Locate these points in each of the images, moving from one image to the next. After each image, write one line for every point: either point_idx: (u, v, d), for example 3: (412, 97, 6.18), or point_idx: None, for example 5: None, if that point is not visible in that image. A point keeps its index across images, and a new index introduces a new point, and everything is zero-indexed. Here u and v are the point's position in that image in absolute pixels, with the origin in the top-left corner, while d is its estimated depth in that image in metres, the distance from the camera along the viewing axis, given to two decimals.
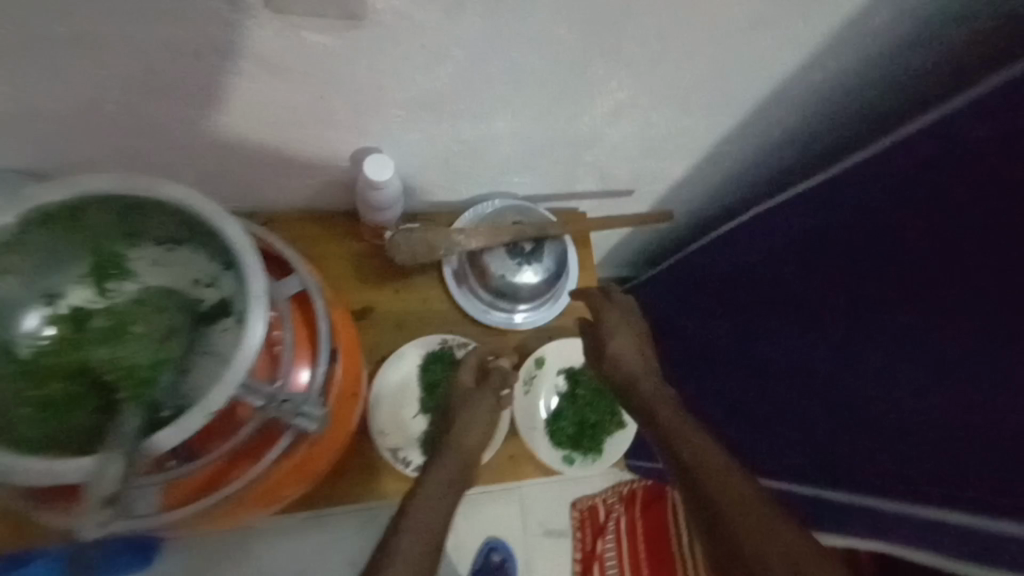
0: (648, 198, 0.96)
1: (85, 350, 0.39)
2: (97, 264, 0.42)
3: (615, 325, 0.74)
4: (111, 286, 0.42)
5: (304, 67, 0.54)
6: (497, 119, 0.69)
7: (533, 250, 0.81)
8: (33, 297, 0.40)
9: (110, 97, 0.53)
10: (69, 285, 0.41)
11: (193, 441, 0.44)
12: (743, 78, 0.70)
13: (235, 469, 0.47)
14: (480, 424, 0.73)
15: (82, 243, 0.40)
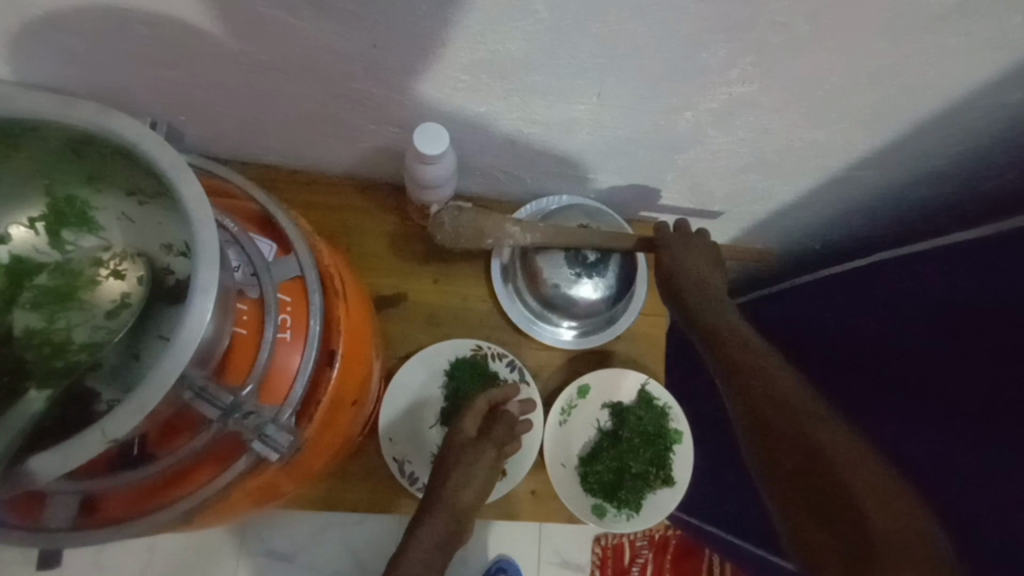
0: (743, 220, 0.81)
1: (17, 312, 0.32)
2: (53, 207, 0.34)
3: (682, 253, 0.60)
4: (66, 236, 0.34)
5: (354, 9, 0.45)
6: (580, 101, 0.57)
7: (596, 260, 0.69)
8: None
9: (137, 18, 0.46)
10: (15, 227, 0.33)
11: (142, 443, 0.36)
12: (907, 86, 0.54)
13: (187, 481, 0.38)
14: (479, 483, 0.61)
15: (37, 180, 0.33)
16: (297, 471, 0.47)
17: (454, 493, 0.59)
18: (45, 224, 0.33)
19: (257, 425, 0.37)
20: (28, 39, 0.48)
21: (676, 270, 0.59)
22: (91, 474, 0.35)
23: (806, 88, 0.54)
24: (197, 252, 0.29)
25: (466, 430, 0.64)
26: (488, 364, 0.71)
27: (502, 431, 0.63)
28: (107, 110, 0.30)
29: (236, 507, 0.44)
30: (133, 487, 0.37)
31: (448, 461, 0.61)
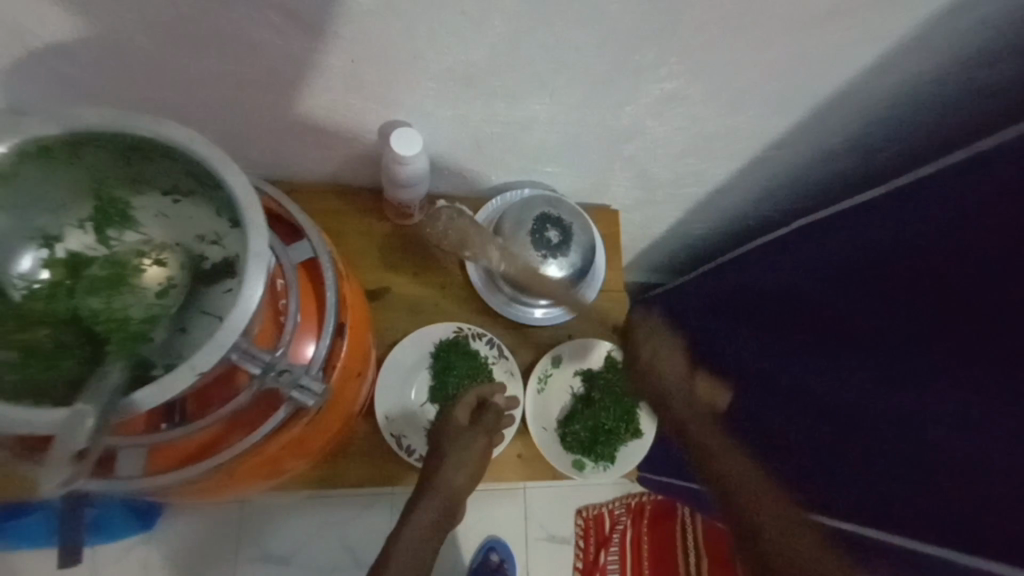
0: (686, 201, 0.92)
1: (78, 298, 0.37)
2: (98, 208, 0.39)
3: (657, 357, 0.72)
4: (112, 233, 0.39)
5: (337, 29, 0.52)
6: (534, 101, 0.65)
7: (559, 242, 0.78)
8: (28, 238, 0.37)
9: (134, 41, 0.51)
10: (67, 227, 0.38)
11: (190, 403, 0.42)
12: (802, 76, 0.65)
13: (229, 436, 0.44)
14: (468, 466, 0.70)
15: (83, 185, 0.38)
16: (313, 436, 0.53)
17: (448, 477, 0.69)
18: (93, 223, 0.39)
19: (291, 379, 0.43)
20: (30, 62, 0.53)
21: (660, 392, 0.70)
22: (144, 429, 0.41)
23: (723, 81, 0.64)
24: (245, 230, 0.35)
25: (456, 420, 0.72)
26: (471, 344, 0.78)
27: (490, 422, 0.73)
28: (156, 118, 0.35)
29: (267, 466, 0.50)
30: (179, 444, 0.43)
31: (442, 447, 0.70)
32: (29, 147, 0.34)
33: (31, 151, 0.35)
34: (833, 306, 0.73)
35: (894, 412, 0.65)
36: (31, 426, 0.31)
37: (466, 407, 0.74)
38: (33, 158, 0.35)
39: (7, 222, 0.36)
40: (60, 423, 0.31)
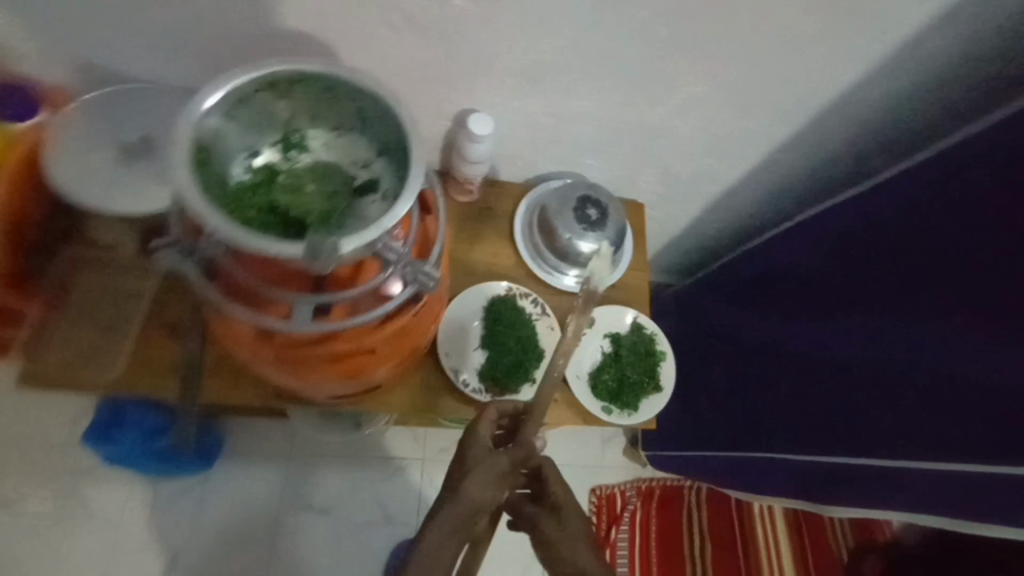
0: (701, 200, 1.07)
1: (271, 193, 0.51)
2: (285, 135, 0.53)
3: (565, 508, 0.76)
4: (292, 153, 0.53)
5: (439, 29, 0.68)
6: (584, 99, 0.81)
7: (597, 219, 0.90)
8: (240, 149, 0.51)
9: (281, 33, 0.67)
10: (264, 146, 0.52)
11: (344, 274, 0.55)
12: (799, 89, 0.81)
13: (363, 307, 0.56)
14: (489, 489, 0.66)
15: (279, 116, 0.53)
16: (413, 333, 0.65)
17: (470, 495, 0.65)
18: (279, 146, 0.53)
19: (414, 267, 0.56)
20: (196, 45, 0.68)
21: (544, 537, 0.75)
22: (304, 289, 0.53)
23: (734, 89, 0.80)
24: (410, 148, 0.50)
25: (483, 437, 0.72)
26: (518, 301, 0.91)
27: (519, 447, 0.70)
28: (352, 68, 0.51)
29: (382, 347, 0.62)
30: (327, 309, 0.56)
31: (466, 464, 0.68)
32: (263, 82, 0.49)
33: (260, 87, 0.49)
34: (831, 278, 0.86)
35: (875, 364, 0.78)
36: (275, 254, 0.45)
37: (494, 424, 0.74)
38: (258, 92, 0.50)
39: (231, 136, 0.50)
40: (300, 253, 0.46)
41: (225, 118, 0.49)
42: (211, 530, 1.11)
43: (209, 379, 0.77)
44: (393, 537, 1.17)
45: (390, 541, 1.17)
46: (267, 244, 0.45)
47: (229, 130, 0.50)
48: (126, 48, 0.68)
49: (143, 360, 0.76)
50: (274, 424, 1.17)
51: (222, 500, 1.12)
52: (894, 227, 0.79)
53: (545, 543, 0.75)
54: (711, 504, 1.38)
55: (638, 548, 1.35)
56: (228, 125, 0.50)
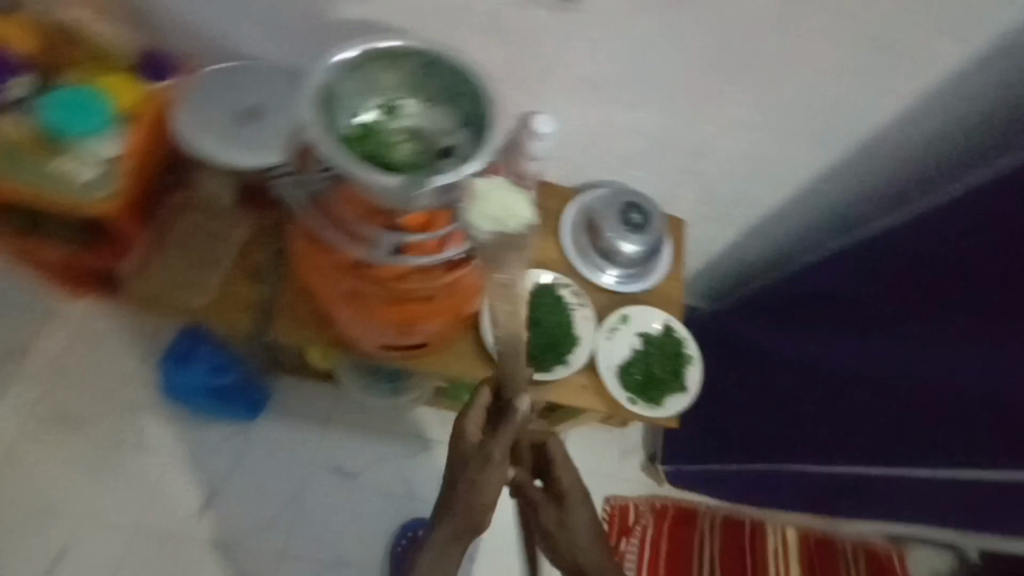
0: (740, 222, 1.11)
1: (370, 143, 0.61)
2: (385, 100, 0.63)
3: (568, 498, 0.79)
4: (389, 115, 0.63)
5: (518, 33, 0.77)
6: (639, 110, 0.88)
7: (642, 222, 0.96)
8: (350, 106, 0.62)
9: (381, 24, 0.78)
10: (368, 107, 0.63)
11: (418, 220, 0.63)
12: (843, 118, 0.86)
13: (429, 252, 0.65)
14: (492, 490, 0.71)
15: (383, 83, 0.63)
16: (466, 292, 0.73)
17: (471, 492, 0.70)
18: (379, 108, 0.63)
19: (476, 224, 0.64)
20: (308, 29, 0.79)
21: (550, 527, 0.79)
22: (387, 226, 0.63)
23: (779, 113, 0.86)
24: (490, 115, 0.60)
25: (471, 433, 0.73)
26: (558, 290, 0.97)
27: (507, 439, 0.70)
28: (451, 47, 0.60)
29: (440, 294, 0.70)
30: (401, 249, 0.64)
31: (464, 464, 0.72)
32: (375, 51, 0.60)
33: (373, 56, 0.60)
34: None
35: None
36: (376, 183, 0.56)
37: (480, 417, 0.74)
38: (370, 61, 0.61)
39: (344, 95, 0.61)
40: (396, 186, 0.57)
41: (343, 79, 0.60)
42: (247, 479, 1.18)
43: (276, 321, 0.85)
44: (411, 511, 1.22)
45: (409, 515, 1.22)
46: (371, 174, 0.56)
47: (343, 90, 0.61)
48: (251, 26, 0.80)
49: (227, 295, 0.88)
50: (315, 390, 1.25)
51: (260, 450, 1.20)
52: (948, 259, 0.83)
53: (550, 532, 0.79)
54: (724, 529, 1.38)
55: (647, 565, 1.34)
56: (344, 83, 0.60)
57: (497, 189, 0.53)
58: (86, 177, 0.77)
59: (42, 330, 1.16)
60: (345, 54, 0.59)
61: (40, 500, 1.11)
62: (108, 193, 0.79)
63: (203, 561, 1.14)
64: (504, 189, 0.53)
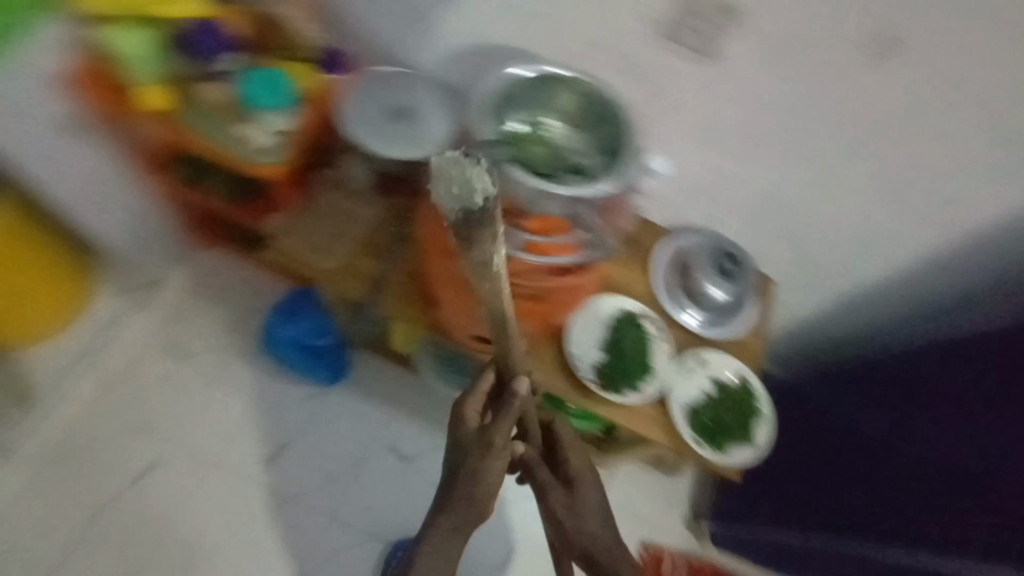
0: (831, 293, 1.10)
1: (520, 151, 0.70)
2: (535, 117, 0.72)
3: (575, 479, 0.88)
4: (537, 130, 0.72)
5: (652, 79, 0.82)
6: (753, 168, 0.91)
7: (735, 271, 0.98)
8: (506, 116, 0.71)
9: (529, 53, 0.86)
10: (520, 120, 0.72)
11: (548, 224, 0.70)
12: (962, 208, 0.85)
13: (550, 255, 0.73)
14: (496, 474, 0.79)
15: (536, 103, 0.72)
16: (567, 295, 0.82)
17: (479, 471, 0.78)
18: (529, 123, 0.72)
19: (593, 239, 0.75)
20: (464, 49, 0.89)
21: (557, 511, 0.86)
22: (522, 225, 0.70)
23: (893, 197, 0.87)
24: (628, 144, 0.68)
25: (471, 419, 0.81)
26: (642, 321, 1.00)
27: (507, 424, 0.78)
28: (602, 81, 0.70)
29: (547, 293, 0.79)
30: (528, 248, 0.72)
31: (469, 449, 0.79)
32: (539, 76, 0.69)
33: (535, 81, 0.70)
34: None
35: None
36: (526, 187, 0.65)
37: (481, 404, 0.82)
38: (531, 84, 0.70)
39: (504, 107, 0.70)
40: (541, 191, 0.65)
41: (506, 95, 0.69)
42: (313, 440, 1.28)
43: (389, 295, 0.98)
44: None
45: None
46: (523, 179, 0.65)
47: (504, 103, 0.70)
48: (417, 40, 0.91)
49: (350, 269, 0.98)
50: (388, 372, 1.34)
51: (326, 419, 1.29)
52: None
53: (557, 515, 0.86)
54: None
55: None
56: (506, 99, 0.70)
57: (452, 162, 0.61)
58: (264, 144, 0.90)
59: (176, 268, 1.31)
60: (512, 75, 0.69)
61: (139, 417, 1.24)
62: (278, 160, 0.92)
63: (261, 506, 1.23)
64: (456, 165, 0.60)
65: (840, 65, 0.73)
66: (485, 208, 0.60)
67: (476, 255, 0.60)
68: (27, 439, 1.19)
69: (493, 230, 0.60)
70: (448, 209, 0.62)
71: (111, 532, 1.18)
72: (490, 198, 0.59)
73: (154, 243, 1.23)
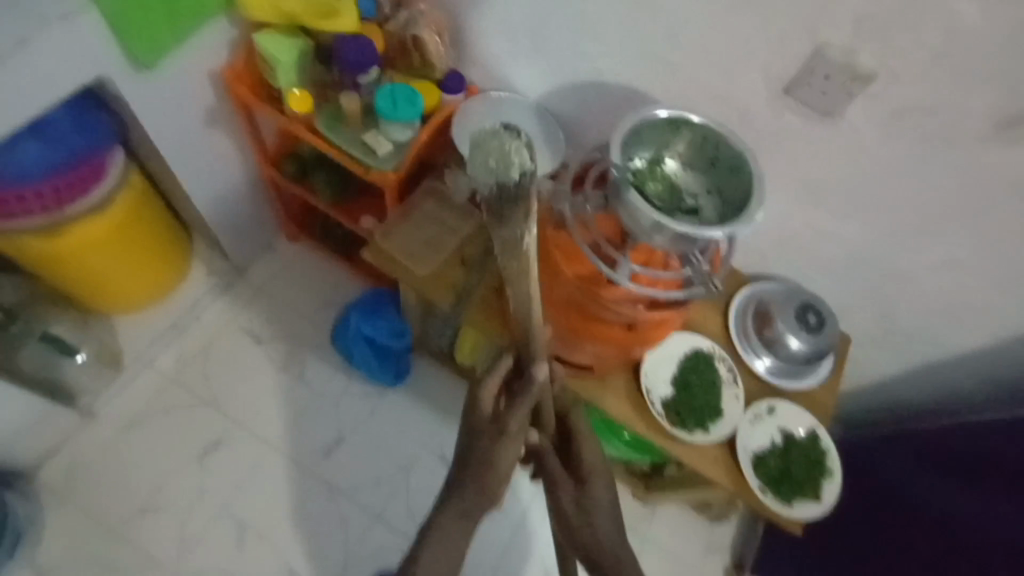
0: (912, 360, 1.08)
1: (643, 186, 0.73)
2: (661, 156, 0.76)
3: (592, 476, 0.83)
4: (660, 168, 0.76)
5: (759, 129, 0.87)
6: (847, 224, 0.92)
7: (817, 325, 0.98)
8: (637, 152, 0.75)
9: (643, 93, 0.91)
10: (647, 157, 0.76)
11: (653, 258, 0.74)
12: None
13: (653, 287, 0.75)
14: (509, 460, 0.76)
15: (665, 143, 0.76)
16: (657, 330, 0.83)
17: (493, 458, 0.76)
18: (654, 160, 0.76)
19: (700, 279, 0.74)
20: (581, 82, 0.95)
21: (566, 504, 0.81)
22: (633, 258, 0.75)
23: (1002, 270, 0.85)
24: (753, 191, 0.70)
25: (486, 406, 0.79)
26: (716, 362, 1.01)
27: (523, 412, 0.75)
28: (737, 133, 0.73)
29: (641, 328, 0.82)
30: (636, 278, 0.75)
31: (481, 435, 0.78)
32: (675, 118, 0.73)
33: (670, 123, 0.74)
34: None
35: None
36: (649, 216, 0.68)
37: (496, 391, 0.80)
38: (665, 125, 0.74)
39: (638, 141, 0.74)
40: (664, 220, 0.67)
41: (642, 130, 0.74)
42: (366, 437, 1.31)
43: (472, 307, 1.00)
44: (490, 527, 1.25)
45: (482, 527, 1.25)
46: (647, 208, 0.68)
47: (639, 137, 0.74)
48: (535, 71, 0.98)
49: (439, 275, 1.03)
50: (448, 382, 1.37)
51: (382, 418, 1.32)
52: None
53: (567, 509, 0.81)
54: None
55: None
56: (640, 134, 0.74)
57: (493, 137, 0.62)
58: (385, 152, 1.00)
59: (267, 256, 1.42)
60: (652, 112, 0.73)
61: (210, 393, 1.30)
62: (395, 168, 1.01)
63: (312, 499, 1.25)
64: (499, 140, 0.61)
65: (961, 135, 0.74)
66: (519, 184, 0.59)
67: (506, 233, 0.61)
68: (109, 402, 1.27)
69: (526, 210, 0.59)
70: (481, 183, 0.61)
71: (171, 504, 1.22)
72: (527, 170, 0.59)
73: (249, 227, 1.33)
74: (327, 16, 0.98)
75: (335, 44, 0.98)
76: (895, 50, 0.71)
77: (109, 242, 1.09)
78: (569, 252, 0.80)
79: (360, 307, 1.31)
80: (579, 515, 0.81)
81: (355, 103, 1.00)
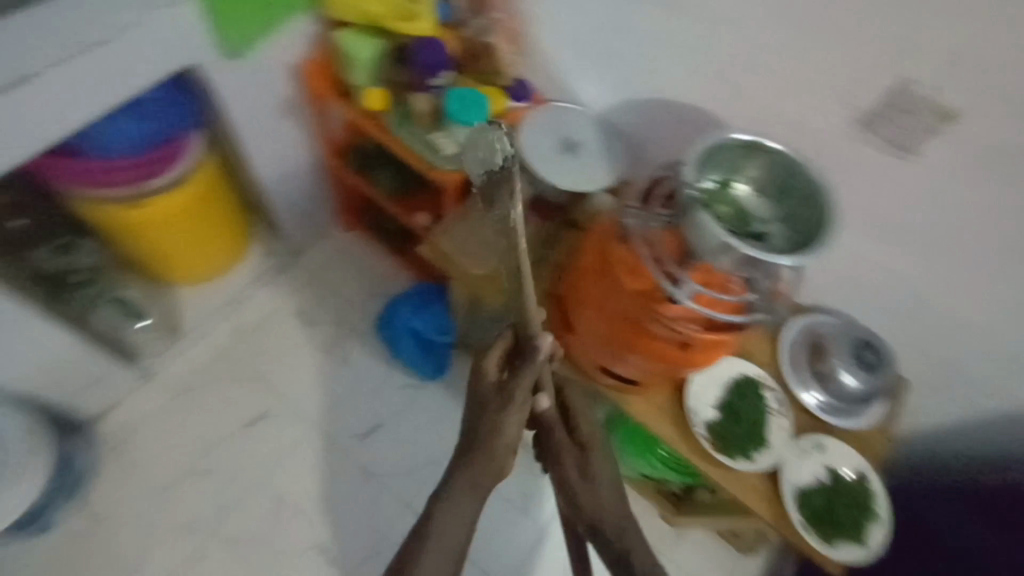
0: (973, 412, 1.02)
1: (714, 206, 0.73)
2: (734, 179, 0.76)
3: (598, 454, 0.82)
4: (732, 190, 0.75)
5: (830, 158, 0.85)
6: (914, 263, 0.88)
7: (875, 365, 0.94)
8: (710, 172, 0.75)
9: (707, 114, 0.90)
10: (720, 178, 0.75)
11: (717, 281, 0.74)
12: None
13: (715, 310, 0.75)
14: (515, 429, 0.74)
15: (740, 167, 0.76)
16: (709, 352, 0.83)
17: (501, 432, 0.74)
18: (727, 182, 0.75)
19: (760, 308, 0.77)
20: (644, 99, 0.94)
21: (571, 477, 0.80)
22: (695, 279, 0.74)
23: None
24: (828, 224, 0.68)
25: (490, 374, 0.76)
26: (764, 390, 1.00)
27: (527, 382, 0.72)
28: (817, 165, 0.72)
29: (693, 350, 0.81)
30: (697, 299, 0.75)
31: (489, 405, 0.75)
32: (753, 143, 0.73)
33: (747, 146, 0.73)
34: None
35: None
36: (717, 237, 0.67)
37: (500, 360, 0.77)
38: (742, 148, 0.74)
39: (713, 161, 0.74)
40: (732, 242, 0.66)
41: (719, 151, 0.73)
42: (401, 427, 1.33)
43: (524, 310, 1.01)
44: (517, 529, 1.26)
45: (507, 529, 1.26)
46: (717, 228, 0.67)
47: (715, 158, 0.74)
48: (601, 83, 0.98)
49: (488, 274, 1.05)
50: None
51: (418, 411, 1.34)
52: None
53: (571, 482, 0.80)
54: None
55: None
56: (715, 155, 0.74)
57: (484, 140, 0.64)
58: (449, 152, 1.02)
59: (321, 241, 1.46)
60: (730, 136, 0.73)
61: (257, 367, 1.35)
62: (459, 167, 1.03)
63: (346, 480, 1.28)
64: (487, 135, 0.62)
65: None
66: (505, 168, 0.58)
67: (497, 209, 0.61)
68: (166, 364, 1.33)
69: (510, 189, 0.58)
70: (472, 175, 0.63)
71: (215, 469, 1.27)
72: (508, 156, 0.58)
73: (308, 212, 1.38)
74: (405, 17, 1.01)
75: (411, 45, 1.02)
76: (983, 91, 0.68)
77: (182, 217, 1.15)
78: (630, 265, 0.79)
79: (410, 300, 1.33)
80: (586, 494, 0.80)
81: (425, 102, 1.02)
